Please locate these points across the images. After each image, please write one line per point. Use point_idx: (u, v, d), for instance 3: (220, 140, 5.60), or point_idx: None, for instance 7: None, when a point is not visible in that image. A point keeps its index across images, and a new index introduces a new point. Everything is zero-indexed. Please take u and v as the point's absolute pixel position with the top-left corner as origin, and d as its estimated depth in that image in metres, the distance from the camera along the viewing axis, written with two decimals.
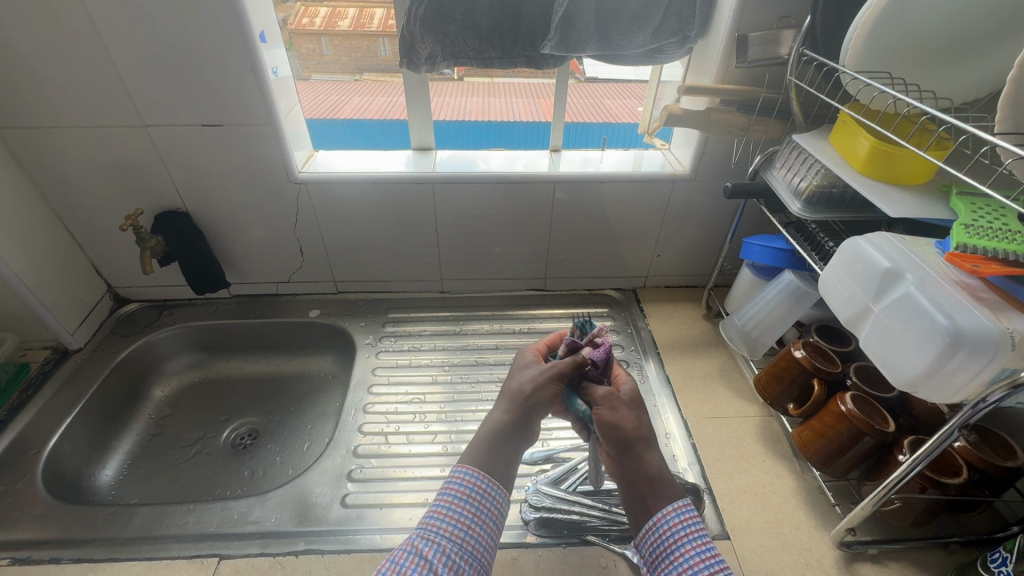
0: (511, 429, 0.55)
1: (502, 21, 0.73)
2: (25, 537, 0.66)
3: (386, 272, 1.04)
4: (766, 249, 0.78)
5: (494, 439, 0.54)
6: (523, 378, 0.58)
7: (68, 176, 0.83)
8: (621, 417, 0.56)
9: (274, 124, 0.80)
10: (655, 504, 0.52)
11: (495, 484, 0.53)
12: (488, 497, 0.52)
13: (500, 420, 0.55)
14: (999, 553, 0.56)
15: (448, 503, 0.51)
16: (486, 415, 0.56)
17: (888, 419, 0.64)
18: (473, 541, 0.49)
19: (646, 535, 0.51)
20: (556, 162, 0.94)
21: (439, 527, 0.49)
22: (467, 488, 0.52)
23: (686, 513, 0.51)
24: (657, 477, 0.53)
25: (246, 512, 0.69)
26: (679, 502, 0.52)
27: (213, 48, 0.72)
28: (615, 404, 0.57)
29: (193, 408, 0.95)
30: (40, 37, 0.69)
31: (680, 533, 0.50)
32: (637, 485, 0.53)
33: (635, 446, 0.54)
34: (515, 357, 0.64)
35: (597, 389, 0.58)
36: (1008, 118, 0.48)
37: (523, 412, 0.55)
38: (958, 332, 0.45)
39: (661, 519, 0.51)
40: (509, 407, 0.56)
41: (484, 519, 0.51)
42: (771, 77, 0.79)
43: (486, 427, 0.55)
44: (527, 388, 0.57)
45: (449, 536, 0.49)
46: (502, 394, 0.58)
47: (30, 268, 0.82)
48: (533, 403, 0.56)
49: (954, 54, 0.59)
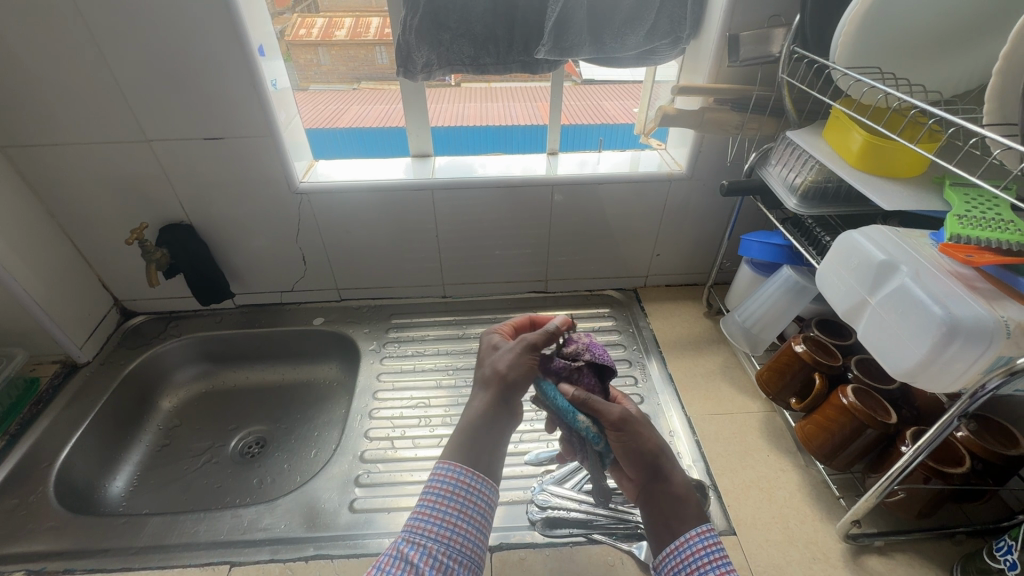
0: (494, 414, 0.53)
1: (496, 28, 0.74)
2: (40, 547, 0.67)
3: (388, 278, 1.05)
4: (765, 245, 0.77)
5: (475, 428, 0.52)
6: (497, 358, 0.56)
7: (74, 193, 0.84)
8: (648, 437, 0.55)
9: (274, 134, 0.81)
10: (680, 527, 0.51)
11: (480, 477, 0.50)
12: (474, 490, 0.50)
13: (480, 408, 0.53)
14: (1005, 541, 0.55)
15: (431, 502, 0.49)
16: (466, 405, 0.54)
17: (889, 412, 0.64)
18: (460, 538, 0.48)
19: (667, 558, 0.50)
20: (554, 165, 0.95)
21: (424, 529, 0.47)
22: (451, 484, 0.49)
23: (710, 538, 0.50)
24: (681, 499, 0.53)
25: (255, 519, 0.70)
26: (704, 526, 0.51)
27: (212, 60, 0.73)
28: (638, 426, 0.55)
29: (201, 418, 0.96)
30: (45, 56, 0.70)
31: (703, 559, 0.49)
32: (662, 506, 0.53)
33: (661, 466, 0.54)
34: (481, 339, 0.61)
35: (613, 410, 0.54)
36: (994, 110, 0.49)
37: (503, 394, 0.54)
38: (954, 321, 0.46)
39: (684, 543, 0.50)
40: (488, 392, 0.54)
41: (471, 515, 0.49)
42: (764, 75, 0.80)
43: (466, 417, 0.54)
44: (503, 369, 0.55)
45: (435, 536, 0.47)
46: (477, 380, 0.56)
47: (38, 283, 0.83)
48: (511, 384, 0.54)
49: (944, 48, 0.60)
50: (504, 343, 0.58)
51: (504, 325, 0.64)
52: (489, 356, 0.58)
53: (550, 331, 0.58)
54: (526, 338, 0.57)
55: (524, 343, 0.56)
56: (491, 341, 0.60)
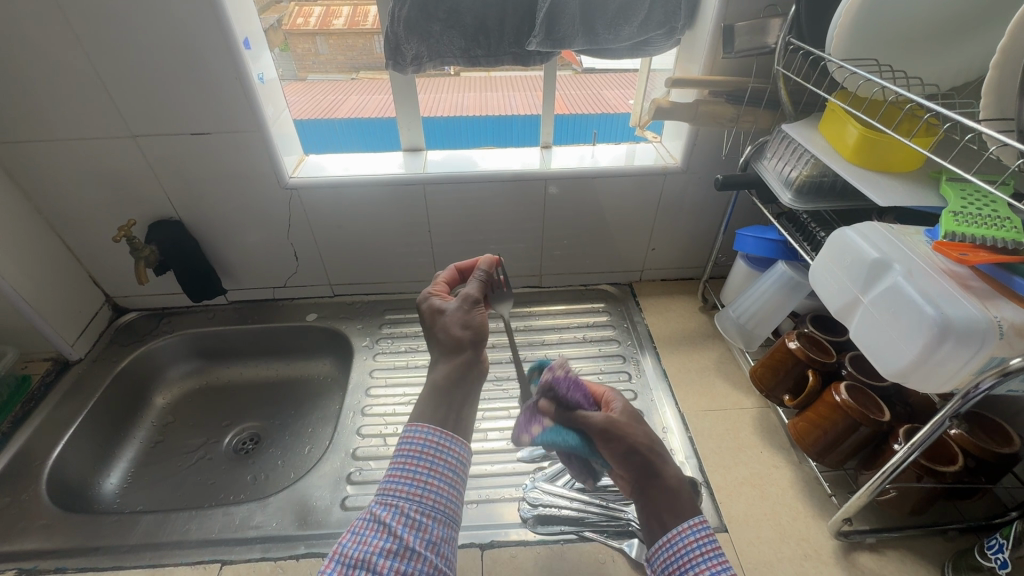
0: (458, 378, 0.57)
1: (487, 19, 0.73)
2: (32, 546, 0.67)
3: (382, 274, 1.04)
4: (759, 240, 0.76)
5: (442, 390, 0.55)
6: (450, 321, 0.59)
7: (60, 189, 0.84)
8: (637, 432, 0.55)
9: (262, 130, 0.80)
10: (672, 520, 0.50)
11: (449, 434, 0.53)
12: (443, 448, 0.52)
13: (444, 372, 0.57)
14: (996, 539, 0.55)
15: (402, 463, 0.50)
16: (429, 374, 0.57)
17: (883, 409, 0.64)
18: (432, 493, 0.49)
19: (659, 551, 0.49)
20: (548, 158, 0.93)
21: (395, 489, 0.49)
22: (420, 445, 0.51)
23: (702, 530, 0.49)
24: (673, 492, 0.52)
25: (247, 517, 0.70)
26: (696, 518, 0.50)
27: (196, 53, 0.71)
28: (623, 426, 0.55)
29: (195, 414, 0.95)
30: (25, 50, 0.69)
31: (694, 552, 0.48)
32: (654, 500, 0.52)
33: (654, 464, 0.53)
34: (421, 304, 0.61)
35: (595, 418, 0.55)
36: (992, 104, 0.47)
37: (469, 352, 0.57)
38: (946, 322, 0.45)
39: (676, 536, 0.49)
40: (450, 357, 0.57)
41: (440, 471, 0.51)
42: (760, 67, 0.78)
43: (432, 384, 0.56)
44: (459, 328, 0.58)
45: (406, 495, 0.48)
46: (437, 348, 0.59)
47: (27, 280, 0.83)
48: (472, 341, 0.58)
49: (943, 38, 0.58)
50: (447, 305, 0.61)
51: (434, 283, 0.65)
52: (441, 318, 0.60)
53: (481, 280, 0.63)
54: (468, 294, 0.61)
55: (468, 299, 0.61)
56: (433, 307, 0.61)
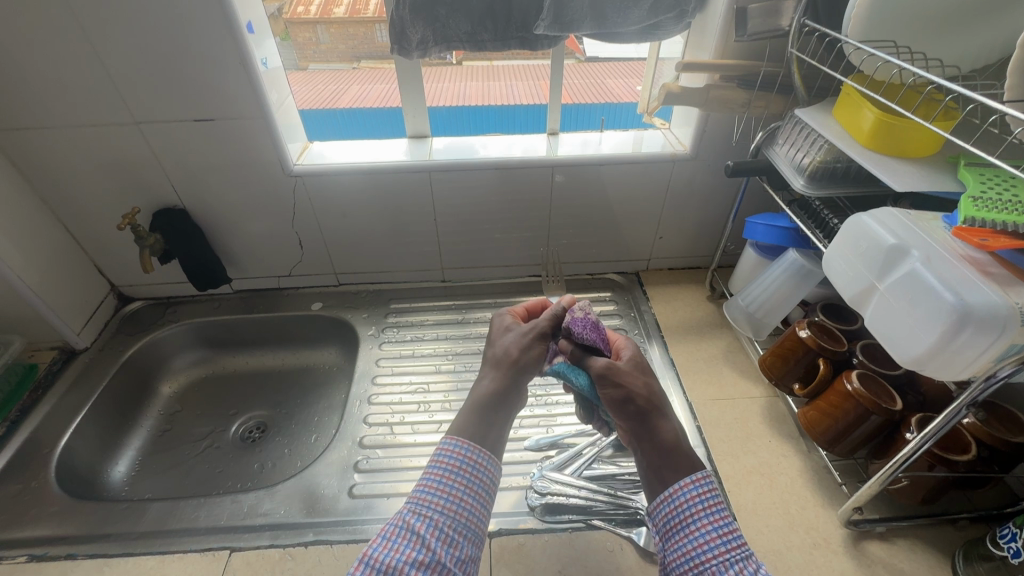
0: (500, 396, 0.54)
1: (494, 1, 0.71)
2: (42, 533, 0.67)
3: (386, 262, 1.03)
4: (770, 228, 0.75)
5: (484, 405, 0.53)
6: (508, 342, 0.58)
7: (64, 177, 0.83)
8: (636, 382, 0.55)
9: (266, 116, 0.79)
10: (672, 476, 0.50)
11: (487, 454, 0.50)
12: (480, 467, 0.50)
13: (489, 389, 0.54)
14: (1009, 528, 0.55)
15: (438, 476, 0.48)
16: (475, 383, 0.55)
17: (895, 397, 0.63)
18: (465, 511, 0.47)
19: (661, 505, 0.50)
20: (555, 146, 0.92)
21: (430, 501, 0.47)
22: (458, 460, 0.49)
23: (704, 485, 0.49)
24: (673, 450, 0.51)
25: (255, 505, 0.70)
26: (697, 475, 0.50)
27: (199, 38, 0.70)
28: (622, 376, 0.55)
29: (201, 403, 0.96)
30: (25, 34, 0.68)
31: (696, 507, 0.48)
32: (651, 455, 0.52)
33: (651, 416, 0.53)
34: (494, 321, 0.63)
35: (597, 363, 0.56)
36: (1016, 84, 0.46)
37: (512, 375, 0.55)
38: (966, 308, 0.44)
39: (677, 491, 0.49)
40: (496, 370, 0.56)
41: (475, 490, 0.49)
42: (772, 51, 0.76)
43: (474, 396, 0.54)
44: (514, 351, 0.57)
45: (440, 509, 0.47)
46: (486, 361, 0.58)
47: (32, 269, 0.82)
48: (522, 367, 0.56)
49: (965, 19, 0.56)
50: (514, 326, 0.61)
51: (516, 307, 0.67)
52: (505, 335, 0.60)
53: (556, 314, 0.61)
54: (537, 325, 0.60)
55: (535, 330, 0.59)
56: (503, 324, 0.62)
